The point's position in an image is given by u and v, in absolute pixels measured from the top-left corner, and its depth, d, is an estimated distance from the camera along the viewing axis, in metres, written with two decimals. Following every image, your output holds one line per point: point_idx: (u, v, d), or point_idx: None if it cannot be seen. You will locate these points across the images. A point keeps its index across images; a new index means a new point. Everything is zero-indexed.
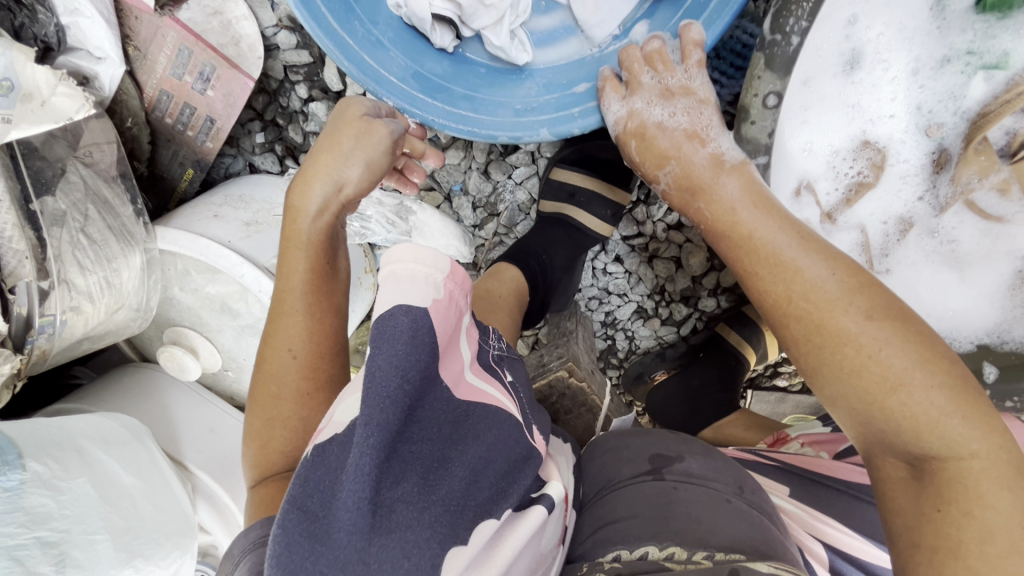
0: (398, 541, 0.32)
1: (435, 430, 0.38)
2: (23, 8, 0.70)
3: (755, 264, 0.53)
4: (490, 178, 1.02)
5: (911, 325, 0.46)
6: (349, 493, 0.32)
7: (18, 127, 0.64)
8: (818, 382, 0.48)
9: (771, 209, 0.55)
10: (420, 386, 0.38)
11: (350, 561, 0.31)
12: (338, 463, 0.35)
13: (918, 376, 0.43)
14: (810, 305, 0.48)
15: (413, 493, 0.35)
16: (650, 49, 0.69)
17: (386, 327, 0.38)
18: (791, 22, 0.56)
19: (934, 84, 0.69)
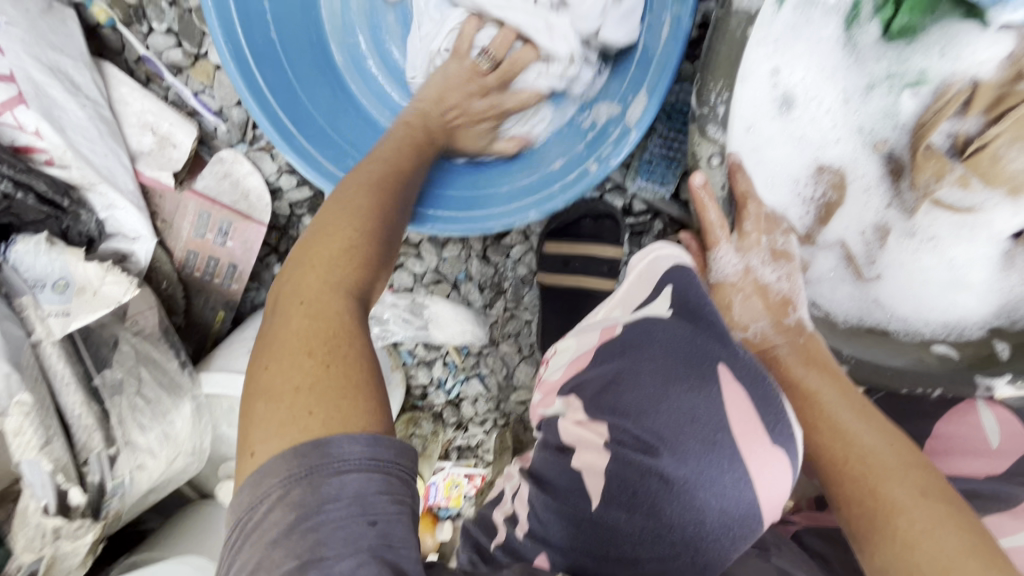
0: (712, 449, 0.52)
1: (686, 381, 0.55)
2: (68, 213, 0.80)
3: (816, 420, 0.60)
4: (490, 261, 1.11)
5: (964, 514, 0.51)
6: (687, 444, 0.52)
7: (77, 317, 0.73)
8: (867, 553, 0.53)
9: (830, 373, 0.63)
10: (681, 362, 0.57)
11: (701, 469, 0.51)
12: (675, 428, 0.53)
13: (972, 565, 0.48)
14: (865, 468, 0.55)
15: (702, 430, 0.53)
16: (695, 186, 0.64)
17: (639, 338, 0.60)
18: (713, 96, 0.61)
19: (867, 108, 0.75)
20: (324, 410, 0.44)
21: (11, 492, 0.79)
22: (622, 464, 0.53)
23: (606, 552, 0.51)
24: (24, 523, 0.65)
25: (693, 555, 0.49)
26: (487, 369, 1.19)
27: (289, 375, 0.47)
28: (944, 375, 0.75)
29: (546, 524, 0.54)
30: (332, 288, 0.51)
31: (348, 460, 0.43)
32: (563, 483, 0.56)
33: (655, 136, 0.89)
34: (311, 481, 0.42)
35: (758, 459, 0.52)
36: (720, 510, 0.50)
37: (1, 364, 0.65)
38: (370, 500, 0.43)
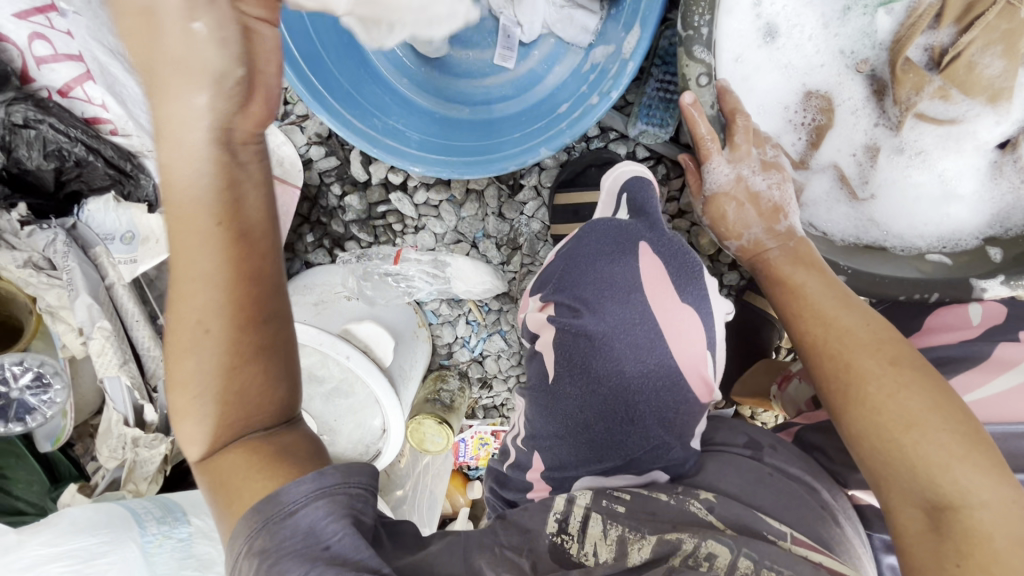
0: (630, 307, 0.64)
1: (609, 257, 0.67)
2: (130, 179, 0.91)
3: (802, 310, 0.67)
4: (506, 218, 1.18)
5: (931, 377, 0.57)
6: (611, 308, 0.64)
7: (143, 262, 0.84)
8: (844, 420, 0.59)
9: (817, 268, 0.69)
10: (612, 247, 0.68)
11: (618, 324, 0.63)
12: (599, 295, 0.65)
13: (932, 419, 0.54)
14: (842, 345, 0.61)
15: (621, 296, 0.64)
16: (685, 104, 0.71)
17: (586, 233, 0.71)
18: (697, 18, 0.67)
19: (845, 30, 0.82)
20: (262, 476, 0.47)
21: (88, 428, 0.89)
22: (561, 332, 0.67)
23: (565, 421, 0.66)
24: (109, 436, 0.76)
25: (625, 407, 0.63)
26: (508, 325, 1.26)
27: (238, 461, 0.48)
28: (939, 279, 0.77)
29: (535, 421, 0.69)
30: (229, 374, 0.47)
31: (297, 501, 0.45)
32: (535, 372, 0.71)
33: (652, 80, 0.96)
34: (266, 530, 0.45)
35: (667, 316, 0.63)
36: (636, 360, 0.63)
37: (83, 297, 0.75)
38: (319, 526, 0.45)
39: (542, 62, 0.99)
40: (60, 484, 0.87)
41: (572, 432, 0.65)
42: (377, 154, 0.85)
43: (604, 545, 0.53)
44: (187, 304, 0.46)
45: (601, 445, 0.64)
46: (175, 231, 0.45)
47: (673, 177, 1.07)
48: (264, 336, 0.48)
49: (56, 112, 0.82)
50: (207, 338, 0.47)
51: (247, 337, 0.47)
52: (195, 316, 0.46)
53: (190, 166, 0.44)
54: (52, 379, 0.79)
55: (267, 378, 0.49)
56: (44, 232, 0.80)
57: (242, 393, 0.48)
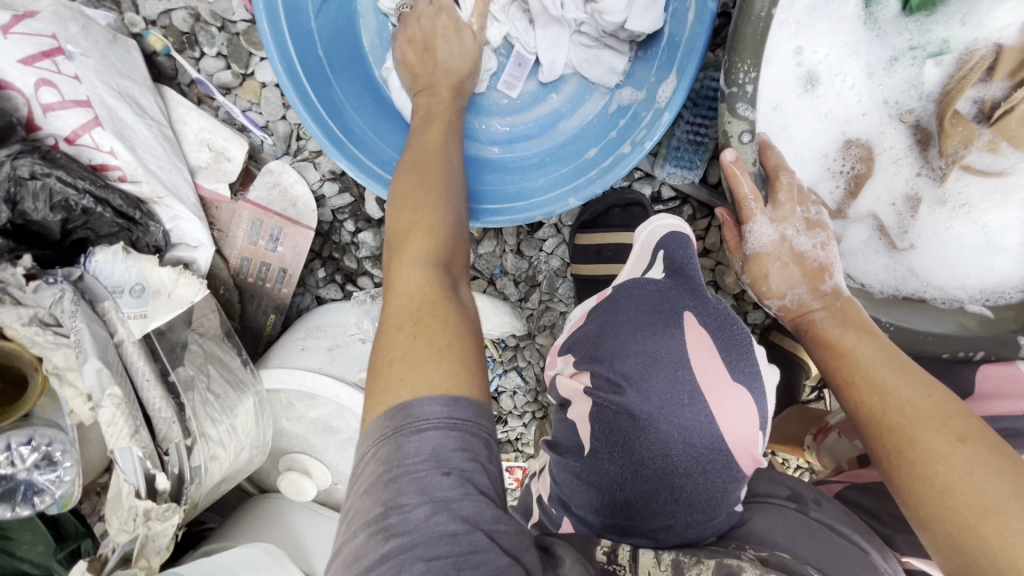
0: (675, 387, 0.57)
1: (652, 325, 0.62)
2: (138, 226, 0.86)
3: (856, 377, 0.63)
4: (525, 255, 1.14)
5: (1007, 457, 0.53)
6: (654, 386, 0.58)
7: (153, 318, 0.81)
8: (911, 502, 0.55)
9: (869, 334, 0.66)
10: (653, 313, 0.63)
11: (663, 405, 0.57)
12: (641, 369, 0.59)
13: (1014, 504, 0.49)
14: (904, 419, 0.58)
15: (666, 373, 0.58)
16: (726, 162, 0.67)
17: (623, 292, 0.70)
18: (742, 75, 0.64)
19: (891, 80, 0.78)
20: (423, 349, 0.49)
21: (95, 487, 0.86)
22: (599, 407, 0.61)
23: (603, 493, 0.62)
24: (120, 506, 0.72)
25: (670, 489, 0.57)
26: (525, 361, 1.22)
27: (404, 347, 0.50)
28: (981, 337, 0.76)
29: (571, 492, 0.65)
30: (436, 232, 0.59)
31: (429, 420, 0.45)
32: (570, 440, 0.66)
33: (681, 123, 0.93)
34: (395, 439, 0.45)
35: (718, 395, 0.57)
36: (684, 444, 0.56)
37: (93, 361, 0.71)
38: (447, 455, 0.44)
39: (568, 100, 0.95)
40: (65, 545, 0.83)
41: (610, 505, 0.61)
42: None
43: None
44: (406, 198, 0.63)
45: (642, 519, 0.59)
46: (415, 157, 0.69)
47: (699, 218, 1.03)
48: (426, 217, 0.60)
49: (62, 161, 0.78)
50: (419, 213, 0.60)
51: (427, 209, 0.61)
52: (420, 202, 0.62)
53: (423, 138, 0.73)
54: (62, 457, 0.77)
55: (451, 233, 0.60)
56: (50, 288, 0.76)
57: (436, 242, 0.58)
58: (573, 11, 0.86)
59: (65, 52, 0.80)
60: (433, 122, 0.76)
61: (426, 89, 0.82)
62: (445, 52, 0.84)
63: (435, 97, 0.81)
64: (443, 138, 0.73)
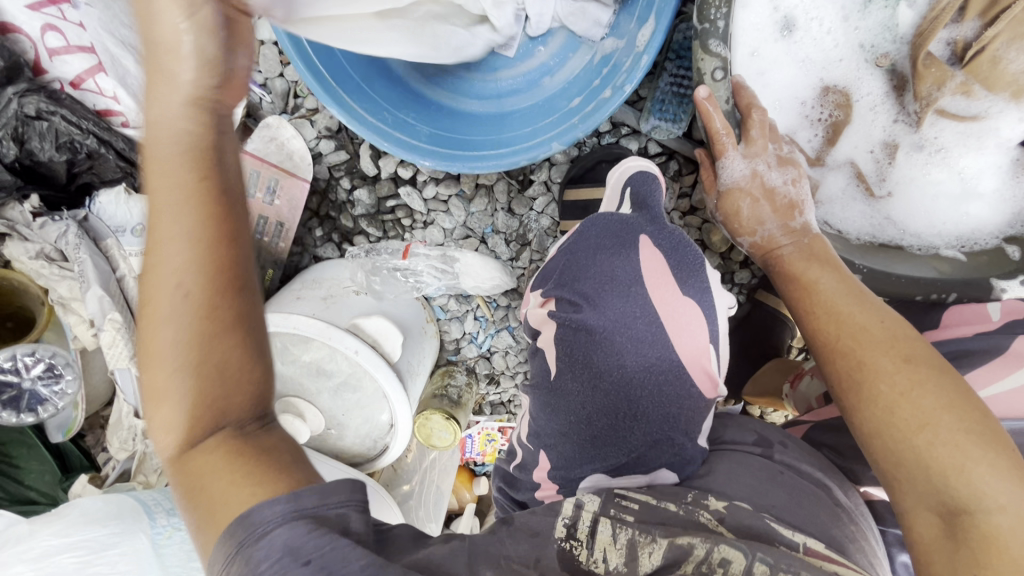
0: (627, 302, 0.62)
1: (609, 250, 0.65)
2: (140, 170, 0.90)
3: (815, 307, 0.65)
4: (515, 214, 1.17)
5: (946, 375, 0.55)
6: (610, 304, 0.62)
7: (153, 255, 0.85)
8: (856, 419, 0.58)
9: (832, 265, 0.68)
10: (613, 239, 0.66)
11: (617, 321, 0.62)
12: (598, 289, 0.63)
13: (946, 418, 0.52)
14: (855, 343, 0.60)
15: (619, 291, 0.62)
16: (700, 98, 0.69)
17: (588, 226, 0.69)
18: (713, 11, 0.66)
19: (866, 23, 0.80)
20: (240, 483, 0.43)
21: (99, 419, 0.90)
22: (563, 328, 0.65)
23: (568, 417, 0.64)
24: (120, 427, 0.76)
25: (627, 402, 0.62)
26: (516, 321, 1.25)
27: (212, 464, 0.44)
28: (956, 280, 0.76)
29: (540, 423, 0.67)
30: (206, 364, 0.44)
31: (270, 522, 0.41)
32: (539, 370, 0.69)
33: (665, 75, 0.95)
34: (241, 556, 0.41)
35: (668, 310, 0.62)
36: (638, 355, 0.61)
37: (95, 289, 0.76)
38: (301, 543, 0.41)
39: (554, 54, 0.98)
40: (71, 473, 0.88)
41: (574, 429, 0.63)
42: (388, 148, 0.84)
43: (614, 551, 0.49)
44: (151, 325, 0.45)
45: (603, 440, 0.62)
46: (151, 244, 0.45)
47: (686, 173, 1.05)
48: (161, 349, 0.44)
49: (68, 104, 0.82)
50: (177, 345, 0.44)
51: (193, 346, 0.44)
52: (161, 313, 0.45)
53: (174, 219, 0.45)
54: (64, 370, 0.80)
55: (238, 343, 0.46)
56: (55, 224, 0.80)
57: (204, 397, 0.45)
58: None
59: None
60: (159, 170, 0.46)
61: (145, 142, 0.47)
62: (154, 110, 0.47)
63: (153, 154, 0.47)
64: (194, 197, 0.46)
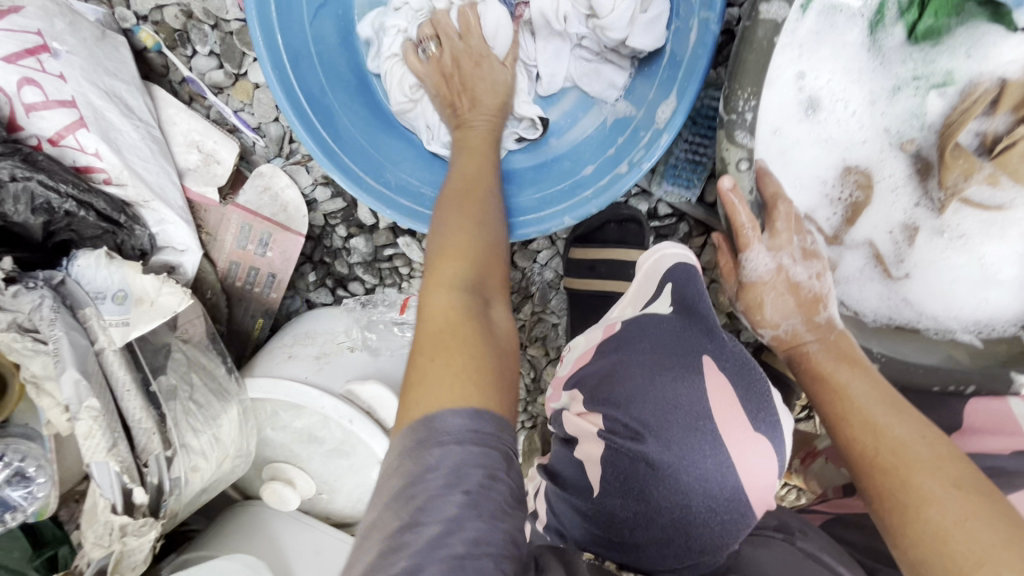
0: (695, 434, 0.53)
1: (671, 366, 0.58)
2: (123, 228, 0.84)
3: (849, 415, 0.62)
4: (518, 266, 1.13)
5: (1000, 506, 0.52)
6: (676, 437, 0.53)
7: (136, 327, 0.79)
8: (902, 546, 0.54)
9: (863, 369, 0.65)
10: (674, 353, 0.59)
11: (686, 456, 0.52)
12: (660, 412, 0.55)
13: (1005, 556, 0.49)
14: (896, 460, 0.57)
15: (687, 420, 0.54)
16: (723, 188, 0.66)
17: (638, 328, 0.64)
18: (741, 102, 0.64)
19: (893, 109, 0.78)
20: (444, 373, 0.49)
21: (74, 492, 0.84)
22: (613, 450, 0.56)
23: (610, 537, 0.56)
24: (96, 519, 0.72)
25: (687, 537, 0.52)
26: (515, 371, 1.21)
27: (436, 338, 0.53)
28: (976, 371, 0.76)
29: (563, 518, 0.61)
30: (470, 272, 0.60)
31: (453, 433, 0.45)
32: (575, 476, 0.61)
33: (680, 141, 0.92)
34: (419, 451, 0.45)
35: (744, 447, 0.53)
36: (706, 495, 0.52)
37: (71, 371, 0.70)
38: (465, 472, 0.44)
39: (567, 113, 0.94)
40: (43, 550, 0.82)
41: (614, 546, 0.55)
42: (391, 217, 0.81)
43: None
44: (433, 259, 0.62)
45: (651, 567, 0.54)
46: (437, 269, 0.60)
47: (696, 235, 1.02)
48: (476, 246, 0.63)
49: (44, 163, 0.76)
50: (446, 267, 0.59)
51: (464, 254, 0.61)
52: (456, 246, 0.62)
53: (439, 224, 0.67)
54: (36, 473, 0.76)
55: (492, 254, 0.64)
56: (29, 292, 0.74)
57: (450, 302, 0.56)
58: (574, 25, 0.85)
59: (50, 50, 0.78)
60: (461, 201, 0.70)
61: (462, 78, 0.84)
62: (484, 75, 0.84)
63: (471, 132, 0.82)
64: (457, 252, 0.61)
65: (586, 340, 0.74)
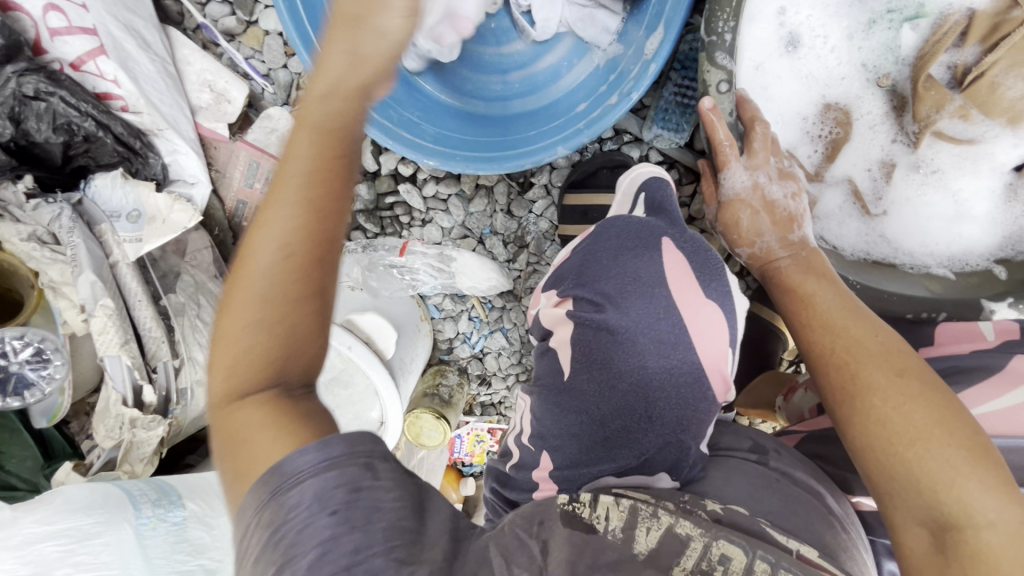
0: (650, 301, 0.60)
1: (633, 248, 0.65)
2: (138, 157, 0.89)
3: (812, 319, 0.66)
4: (515, 216, 1.17)
5: (937, 390, 0.56)
6: (635, 306, 0.60)
7: (148, 242, 0.84)
8: (850, 434, 0.59)
9: (829, 279, 0.70)
10: (635, 239, 0.65)
11: (641, 318, 0.60)
12: (619, 288, 0.62)
13: (937, 432, 0.53)
14: (849, 356, 0.61)
15: (643, 293, 0.61)
16: (704, 109, 0.70)
17: (607, 223, 0.71)
18: (721, 24, 0.67)
19: (869, 44, 0.82)
20: (264, 433, 0.44)
21: (84, 407, 0.89)
22: (581, 327, 0.63)
23: (579, 417, 0.62)
24: (106, 416, 0.76)
25: (645, 404, 0.60)
26: (510, 323, 1.25)
27: (251, 411, 0.46)
28: (947, 299, 0.78)
29: (542, 422, 0.66)
30: (275, 330, 0.47)
31: (302, 471, 0.42)
32: (548, 368, 0.68)
33: (670, 85, 0.96)
34: (273, 503, 0.41)
35: (692, 309, 0.60)
36: (660, 357, 0.59)
37: (88, 274, 0.75)
38: (327, 495, 0.41)
39: (563, 58, 0.98)
40: (53, 460, 0.86)
41: (585, 431, 0.62)
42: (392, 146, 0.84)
43: (615, 513, 0.52)
44: (260, 254, 0.47)
45: (614, 439, 0.60)
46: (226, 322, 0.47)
47: (685, 183, 1.05)
48: (305, 284, 0.48)
49: (66, 84, 0.81)
50: (250, 327, 0.46)
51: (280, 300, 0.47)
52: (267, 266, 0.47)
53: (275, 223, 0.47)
54: (53, 355, 0.78)
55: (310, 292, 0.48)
56: (49, 207, 0.79)
57: (269, 362, 0.47)
58: None
59: None
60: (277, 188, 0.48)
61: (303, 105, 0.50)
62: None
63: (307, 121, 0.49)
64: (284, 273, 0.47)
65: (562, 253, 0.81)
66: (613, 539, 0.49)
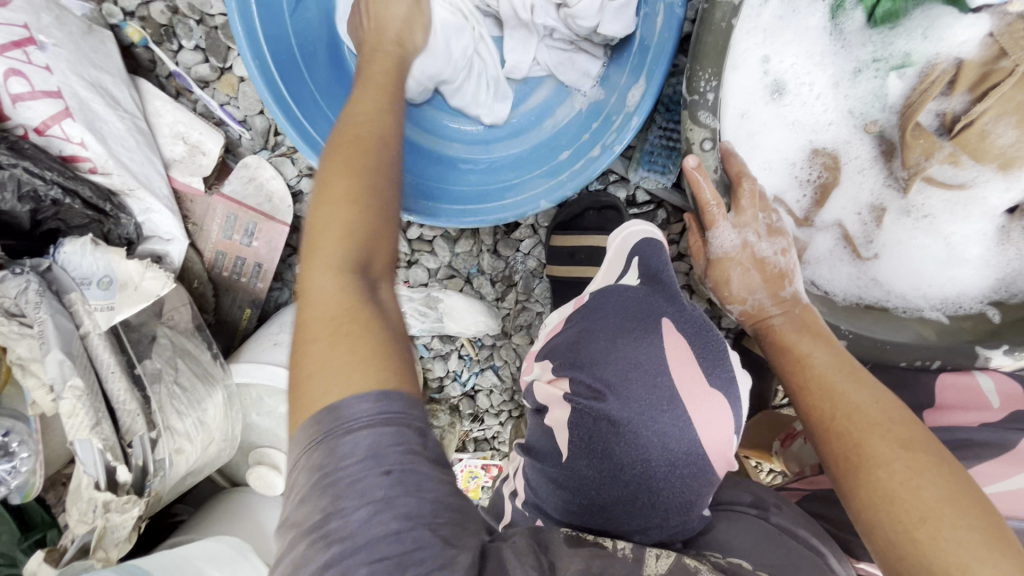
0: (650, 390, 0.57)
1: (631, 329, 0.62)
2: (109, 218, 0.86)
3: (809, 381, 0.64)
4: (501, 255, 1.15)
5: (947, 466, 0.54)
6: (634, 395, 0.57)
7: (121, 311, 0.81)
8: (856, 506, 0.56)
9: (822, 338, 0.68)
10: (632, 319, 0.64)
11: (643, 410, 0.57)
12: (618, 375, 0.59)
13: (946, 511, 0.50)
14: (850, 424, 0.59)
15: (644, 382, 0.58)
16: (688, 167, 0.68)
17: (604, 295, 0.70)
18: (703, 83, 0.65)
19: (856, 92, 0.80)
20: (345, 355, 0.46)
21: (61, 476, 0.86)
22: (578, 413, 0.60)
23: (576, 497, 0.60)
24: (79, 498, 0.73)
25: (649, 495, 0.57)
26: (501, 360, 1.22)
27: (318, 340, 0.48)
28: (941, 347, 0.76)
29: (538, 493, 0.64)
30: (357, 242, 0.53)
31: (357, 420, 0.43)
32: (545, 446, 0.65)
33: (655, 128, 0.94)
34: (326, 445, 0.43)
35: (696, 398, 0.57)
36: (663, 450, 0.56)
37: (56, 352, 0.72)
38: (385, 452, 0.43)
39: (545, 103, 0.96)
40: (30, 533, 0.84)
41: (584, 508, 0.59)
42: None
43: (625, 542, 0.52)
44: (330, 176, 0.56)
45: (615, 522, 0.58)
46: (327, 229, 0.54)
47: (673, 222, 1.04)
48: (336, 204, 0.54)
49: (31, 152, 0.78)
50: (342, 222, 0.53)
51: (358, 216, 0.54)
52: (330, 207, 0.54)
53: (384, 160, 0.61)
54: (19, 450, 0.78)
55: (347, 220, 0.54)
56: (15, 278, 0.76)
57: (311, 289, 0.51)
58: (543, 17, 0.88)
59: (37, 42, 0.80)
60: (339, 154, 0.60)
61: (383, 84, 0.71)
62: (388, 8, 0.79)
63: (370, 108, 0.66)
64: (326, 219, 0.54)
65: (556, 316, 0.80)
66: (624, 556, 0.48)
